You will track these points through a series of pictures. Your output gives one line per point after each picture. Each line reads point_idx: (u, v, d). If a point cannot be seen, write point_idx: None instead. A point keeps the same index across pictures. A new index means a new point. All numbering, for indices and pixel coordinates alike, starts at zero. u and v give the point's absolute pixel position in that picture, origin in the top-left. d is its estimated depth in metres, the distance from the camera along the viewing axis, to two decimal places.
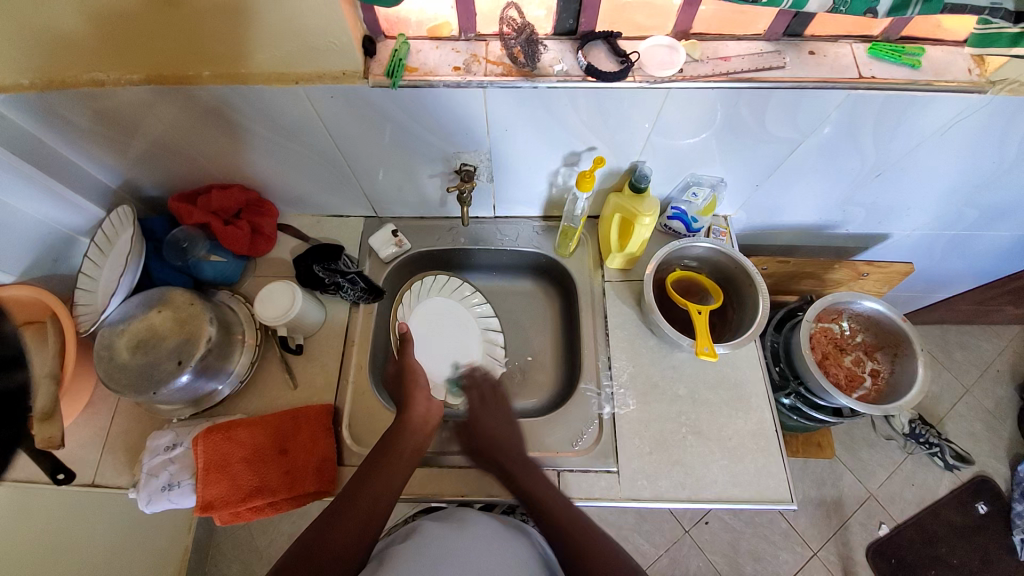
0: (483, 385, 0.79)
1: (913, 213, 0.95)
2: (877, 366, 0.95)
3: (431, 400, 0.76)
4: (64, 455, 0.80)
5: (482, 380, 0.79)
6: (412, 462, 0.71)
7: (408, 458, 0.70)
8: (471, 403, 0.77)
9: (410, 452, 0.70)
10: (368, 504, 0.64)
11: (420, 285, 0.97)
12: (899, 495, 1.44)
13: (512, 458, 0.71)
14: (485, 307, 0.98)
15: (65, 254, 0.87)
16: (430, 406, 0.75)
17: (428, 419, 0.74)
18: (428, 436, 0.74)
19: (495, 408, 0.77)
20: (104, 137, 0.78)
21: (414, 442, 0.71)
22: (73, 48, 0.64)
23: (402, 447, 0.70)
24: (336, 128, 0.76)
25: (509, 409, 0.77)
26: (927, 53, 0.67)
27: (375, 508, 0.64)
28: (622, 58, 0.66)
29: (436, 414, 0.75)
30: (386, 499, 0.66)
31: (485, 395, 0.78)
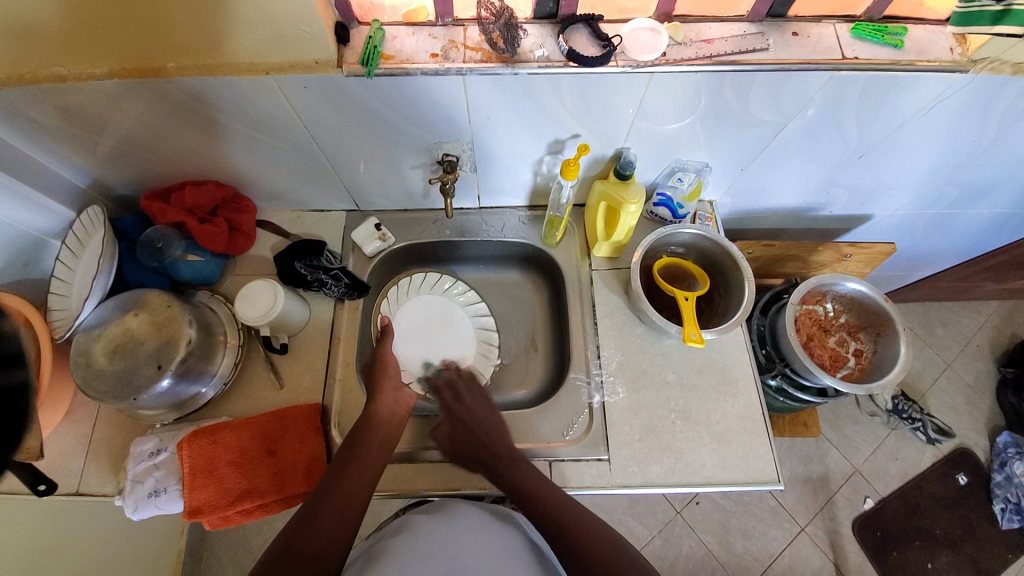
0: (455, 380, 0.79)
1: (895, 194, 0.96)
2: (860, 346, 0.96)
3: (399, 392, 0.77)
4: (44, 465, 0.78)
5: (456, 378, 0.79)
6: (384, 453, 0.71)
7: (379, 447, 0.70)
8: (445, 403, 0.77)
9: (380, 443, 0.70)
10: (342, 498, 0.64)
11: (411, 280, 0.96)
12: (883, 469, 1.48)
13: (491, 452, 0.71)
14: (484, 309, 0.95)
15: (35, 258, 0.84)
16: (397, 397, 0.76)
17: (396, 408, 0.75)
18: (399, 423, 0.74)
19: (469, 404, 0.76)
20: (68, 134, 0.74)
21: (383, 433, 0.72)
22: (31, 41, 0.61)
23: (372, 438, 0.70)
24: (312, 120, 0.73)
25: (486, 402, 0.77)
26: (910, 33, 0.67)
27: (351, 502, 0.64)
28: (605, 41, 0.64)
29: (404, 403, 0.76)
30: (361, 491, 0.66)
31: (457, 392, 0.78)
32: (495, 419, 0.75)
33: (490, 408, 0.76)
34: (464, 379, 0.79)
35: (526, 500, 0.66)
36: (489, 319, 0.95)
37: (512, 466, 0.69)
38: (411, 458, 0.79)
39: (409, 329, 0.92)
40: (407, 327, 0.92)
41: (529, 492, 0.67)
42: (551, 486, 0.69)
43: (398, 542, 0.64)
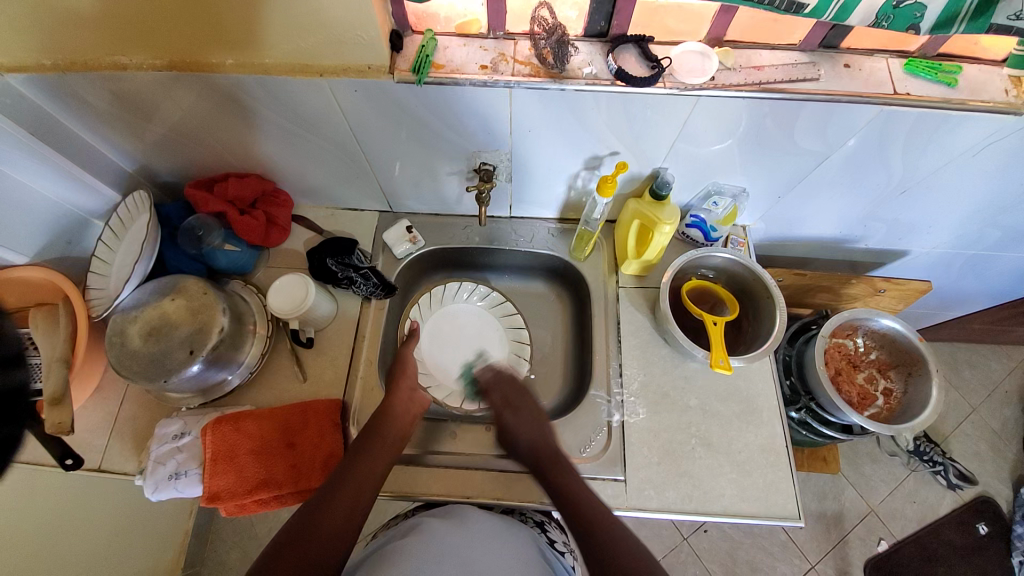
0: (503, 384, 0.80)
1: (934, 231, 0.94)
2: (890, 385, 0.94)
3: (417, 392, 0.77)
4: (72, 439, 0.80)
5: (501, 381, 0.80)
6: (396, 447, 0.71)
7: (391, 443, 0.71)
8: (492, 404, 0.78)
9: (393, 437, 0.71)
10: (356, 485, 0.65)
11: (454, 287, 1.00)
12: (900, 512, 1.43)
13: (536, 452, 0.71)
14: (522, 333, 0.97)
15: (78, 236, 0.87)
16: (413, 396, 0.77)
17: (409, 407, 0.76)
18: (412, 421, 0.75)
19: (517, 406, 0.77)
20: (124, 121, 0.77)
21: (396, 427, 0.72)
22: (99, 30, 0.63)
23: (385, 432, 0.71)
24: (357, 122, 0.75)
25: (534, 403, 0.77)
26: (964, 71, 0.66)
27: (362, 492, 0.64)
28: (654, 63, 0.64)
29: (418, 404, 0.77)
30: (372, 483, 0.66)
31: (506, 395, 0.78)
32: (541, 420, 0.75)
33: (539, 409, 0.76)
34: (511, 384, 0.80)
35: (561, 497, 0.66)
36: (524, 344, 0.97)
37: (554, 467, 0.69)
38: (424, 462, 0.79)
39: (443, 332, 0.96)
40: (443, 329, 0.96)
41: (570, 495, 0.66)
42: (587, 486, 0.67)
43: (409, 541, 0.64)
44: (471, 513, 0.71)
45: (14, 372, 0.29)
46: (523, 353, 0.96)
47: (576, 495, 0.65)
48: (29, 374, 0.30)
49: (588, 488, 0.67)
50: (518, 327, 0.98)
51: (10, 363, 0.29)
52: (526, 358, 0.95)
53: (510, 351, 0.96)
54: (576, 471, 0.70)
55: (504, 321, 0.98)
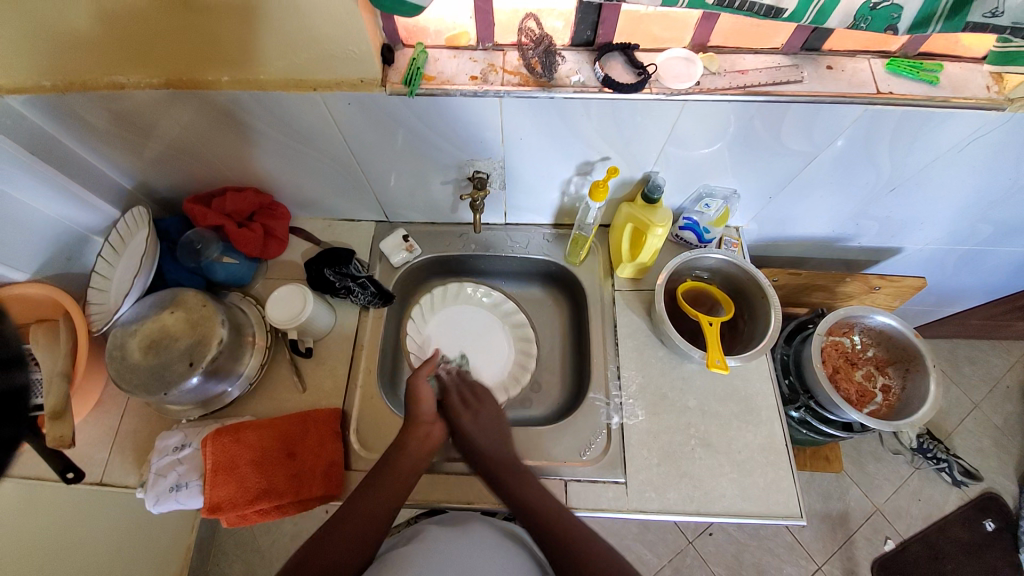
0: (462, 386, 0.80)
1: (925, 228, 0.94)
2: (888, 382, 0.94)
3: (433, 425, 0.75)
4: (73, 454, 0.80)
5: (459, 382, 0.81)
6: (411, 480, 0.70)
7: (405, 477, 0.69)
8: (447, 406, 0.78)
9: (406, 472, 0.70)
10: (361, 521, 0.65)
11: (456, 287, 1.01)
12: (905, 510, 1.42)
13: (492, 459, 0.72)
14: (527, 330, 0.98)
15: (77, 252, 0.88)
16: (430, 431, 0.74)
17: (428, 441, 0.73)
18: (428, 454, 0.73)
19: (475, 410, 0.77)
20: (122, 138, 0.78)
21: (411, 463, 0.71)
22: (96, 51, 0.65)
23: (398, 466, 0.70)
24: (351, 135, 0.76)
25: (490, 403, 0.78)
26: (945, 69, 0.67)
27: (368, 528, 0.64)
28: (640, 69, 0.66)
29: (435, 436, 0.74)
30: (382, 518, 0.66)
31: (466, 397, 0.78)
32: (501, 427, 0.76)
33: (498, 411, 0.78)
34: (469, 386, 0.80)
35: (518, 507, 0.68)
36: (530, 339, 0.98)
37: (509, 475, 0.70)
38: (425, 469, 0.79)
39: (447, 330, 0.98)
40: (446, 329, 0.98)
41: (528, 505, 0.67)
42: (541, 488, 0.70)
43: (409, 550, 0.64)
44: (476, 522, 0.71)
45: (13, 375, 0.29)
46: (530, 348, 0.97)
47: (530, 505, 0.67)
48: (32, 375, 0.30)
49: (549, 496, 0.69)
50: (522, 323, 0.99)
51: (9, 365, 0.29)
52: (533, 353, 0.96)
53: (516, 345, 0.97)
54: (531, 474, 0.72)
55: (509, 318, 1.00)
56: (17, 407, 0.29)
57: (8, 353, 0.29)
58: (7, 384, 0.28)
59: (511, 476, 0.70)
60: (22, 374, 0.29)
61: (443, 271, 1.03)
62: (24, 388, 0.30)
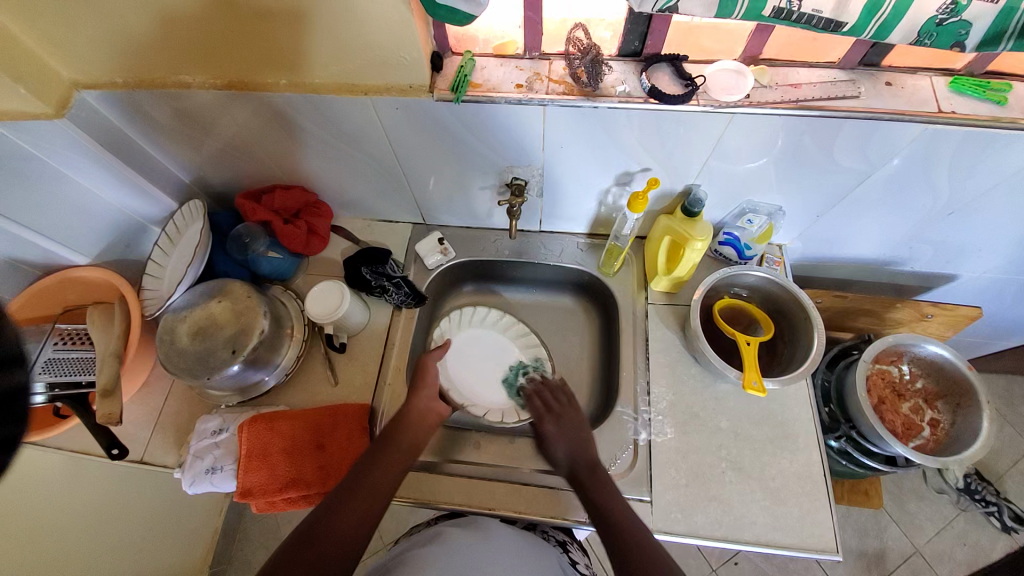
0: (545, 391, 0.79)
1: (985, 256, 0.89)
2: (937, 416, 0.89)
3: (433, 400, 0.76)
4: (119, 430, 0.85)
5: (544, 387, 0.80)
6: (413, 454, 0.72)
7: (406, 452, 0.71)
8: (538, 413, 0.77)
9: (409, 446, 0.71)
10: (368, 492, 0.66)
11: (481, 310, 0.99)
12: (950, 555, 1.33)
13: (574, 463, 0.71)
14: (546, 367, 0.93)
15: (136, 240, 0.94)
16: (431, 406, 0.76)
17: (429, 413, 0.75)
18: (429, 430, 0.74)
19: (558, 415, 0.76)
20: (183, 135, 0.83)
21: (411, 438, 0.72)
22: (167, 53, 0.69)
23: (403, 441, 0.71)
24: (396, 138, 0.78)
25: (577, 412, 0.77)
26: (1016, 90, 0.63)
27: (375, 499, 0.65)
28: (689, 81, 0.65)
29: (437, 412, 0.76)
30: (384, 490, 0.67)
31: (550, 403, 0.78)
32: (582, 433, 0.74)
33: (583, 419, 0.76)
34: (552, 391, 0.79)
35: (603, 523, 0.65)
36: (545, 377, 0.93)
37: (597, 485, 0.69)
38: (449, 472, 0.80)
39: (467, 347, 0.95)
40: (466, 346, 0.95)
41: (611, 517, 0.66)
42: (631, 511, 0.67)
43: (431, 550, 0.64)
44: (494, 526, 0.70)
45: (13, 372, 0.28)
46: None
47: (608, 507, 0.67)
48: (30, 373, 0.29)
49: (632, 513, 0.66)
50: (541, 359, 0.94)
51: (8, 363, 0.28)
52: None
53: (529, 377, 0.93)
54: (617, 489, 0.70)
55: (530, 350, 0.95)
56: (14, 407, 0.28)
57: (6, 352, 0.28)
58: (5, 383, 0.28)
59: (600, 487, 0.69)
60: (22, 372, 0.29)
61: (478, 279, 1.05)
62: (25, 386, 0.29)
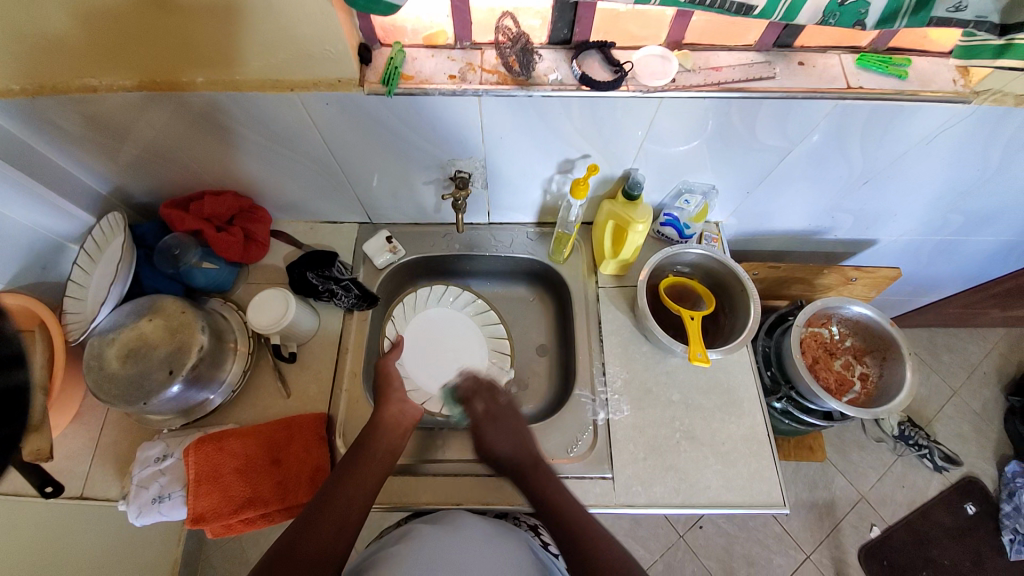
0: (482, 391, 0.78)
1: (899, 219, 0.97)
2: (866, 370, 0.97)
3: (404, 402, 0.75)
4: (51, 468, 0.78)
5: (479, 387, 0.79)
6: (387, 462, 0.69)
7: (382, 458, 0.69)
8: (474, 412, 0.76)
9: (383, 454, 0.69)
10: (343, 505, 0.63)
11: (452, 293, 1.00)
12: (890, 497, 1.45)
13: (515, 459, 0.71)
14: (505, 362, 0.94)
15: (52, 261, 0.86)
16: (402, 408, 0.74)
17: (401, 420, 0.73)
18: (403, 434, 0.73)
19: (496, 414, 0.76)
20: (96, 143, 0.77)
21: (386, 445, 0.70)
22: (69, 56, 0.64)
23: (375, 450, 0.69)
24: (331, 135, 0.75)
25: (513, 411, 0.76)
26: (913, 64, 0.69)
27: (350, 512, 0.63)
28: (617, 67, 0.66)
29: (410, 415, 0.74)
30: (361, 503, 0.65)
31: (488, 404, 0.77)
32: (521, 431, 0.74)
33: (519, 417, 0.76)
34: (490, 391, 0.79)
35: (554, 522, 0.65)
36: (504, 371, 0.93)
37: (536, 473, 0.70)
38: (413, 471, 0.79)
39: (430, 327, 0.96)
40: (430, 326, 0.96)
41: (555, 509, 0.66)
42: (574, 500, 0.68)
43: (402, 547, 0.63)
44: (462, 516, 0.71)
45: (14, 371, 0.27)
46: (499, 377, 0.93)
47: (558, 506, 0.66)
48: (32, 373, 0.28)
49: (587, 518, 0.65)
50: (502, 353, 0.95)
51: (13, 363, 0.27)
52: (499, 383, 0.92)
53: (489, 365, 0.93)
54: (557, 476, 0.71)
55: (494, 341, 0.96)
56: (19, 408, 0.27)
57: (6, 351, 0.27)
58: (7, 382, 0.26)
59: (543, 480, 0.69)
60: (23, 372, 0.27)
61: (431, 275, 1.04)
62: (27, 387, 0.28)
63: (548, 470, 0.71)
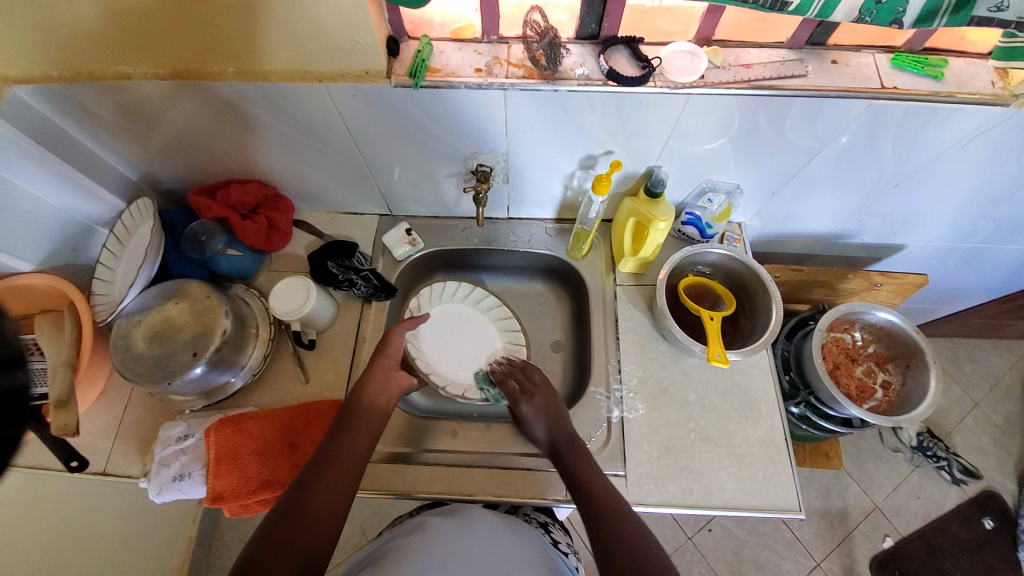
0: (515, 372, 0.82)
1: (928, 225, 0.95)
2: (888, 378, 0.95)
3: (394, 369, 0.77)
4: (78, 443, 0.81)
5: (513, 370, 0.83)
6: (379, 421, 0.72)
7: (372, 420, 0.71)
8: (508, 393, 0.79)
9: (375, 417, 0.71)
10: (338, 466, 0.65)
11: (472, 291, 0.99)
12: (905, 508, 1.43)
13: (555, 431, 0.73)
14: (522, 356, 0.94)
15: (82, 243, 0.89)
16: (393, 375, 0.76)
17: (392, 385, 0.75)
18: (393, 398, 0.75)
19: (532, 391, 0.78)
20: (128, 129, 0.79)
21: (377, 408, 0.72)
22: (105, 44, 0.65)
23: (366, 413, 0.71)
24: (356, 126, 0.76)
25: (550, 390, 0.78)
26: (950, 65, 0.67)
27: (346, 474, 0.64)
28: (644, 63, 0.65)
29: (399, 381, 0.76)
30: (354, 463, 0.66)
31: (523, 382, 0.79)
32: (561, 409, 0.76)
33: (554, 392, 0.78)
34: (522, 370, 0.82)
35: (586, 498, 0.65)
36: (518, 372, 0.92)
37: (575, 452, 0.70)
38: (426, 461, 0.80)
39: (449, 321, 0.95)
40: (449, 319, 0.96)
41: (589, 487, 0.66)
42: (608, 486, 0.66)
43: (414, 540, 0.64)
44: (475, 511, 0.72)
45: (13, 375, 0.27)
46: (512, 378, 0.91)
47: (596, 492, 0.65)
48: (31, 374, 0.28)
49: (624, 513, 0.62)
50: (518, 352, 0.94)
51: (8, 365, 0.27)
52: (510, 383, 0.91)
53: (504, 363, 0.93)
54: (598, 465, 0.70)
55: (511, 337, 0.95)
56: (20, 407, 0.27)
57: (8, 351, 0.27)
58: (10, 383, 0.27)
59: (580, 460, 0.69)
60: (22, 373, 0.28)
61: (450, 268, 1.05)
62: (28, 387, 0.28)
63: (587, 455, 0.70)
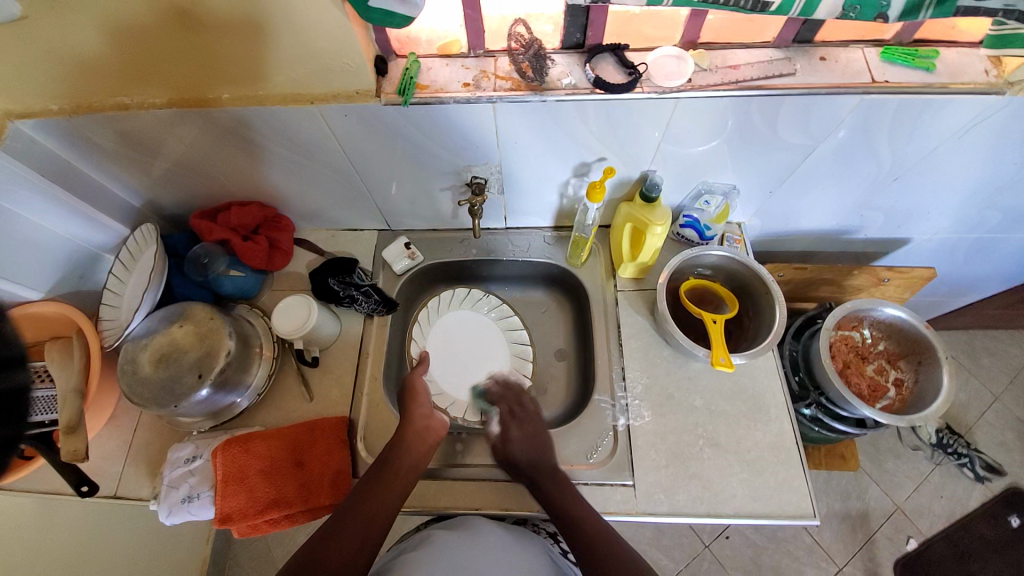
0: (508, 397, 0.83)
1: (932, 217, 0.93)
2: (900, 376, 0.93)
3: (432, 416, 0.75)
4: (88, 468, 0.81)
5: (508, 394, 0.84)
6: (411, 478, 0.70)
7: (406, 474, 0.69)
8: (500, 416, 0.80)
9: (407, 470, 0.69)
10: (364, 522, 0.64)
11: (478, 298, 1.00)
12: (929, 508, 1.38)
13: (536, 465, 0.72)
14: (528, 367, 0.94)
15: (89, 270, 0.90)
16: (430, 422, 0.74)
17: (428, 434, 0.73)
18: (430, 447, 0.73)
19: (521, 420, 0.78)
20: (129, 158, 0.80)
21: (412, 459, 0.70)
22: (104, 75, 0.67)
23: (400, 465, 0.69)
24: (350, 145, 0.77)
25: (535, 416, 0.79)
26: (942, 56, 0.67)
27: (371, 529, 0.63)
28: (630, 69, 0.66)
29: (438, 425, 0.75)
30: (382, 517, 0.65)
31: (512, 409, 0.80)
32: (542, 437, 0.76)
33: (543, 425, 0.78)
34: (517, 397, 0.83)
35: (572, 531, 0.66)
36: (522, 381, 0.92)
37: (558, 489, 0.70)
38: (435, 475, 0.79)
39: (453, 329, 0.96)
40: (453, 329, 0.96)
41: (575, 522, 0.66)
42: (597, 518, 0.67)
43: (421, 555, 0.63)
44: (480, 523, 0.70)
45: (13, 374, 0.27)
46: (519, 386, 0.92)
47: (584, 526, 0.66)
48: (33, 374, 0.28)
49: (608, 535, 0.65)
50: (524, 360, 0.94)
51: (8, 364, 0.27)
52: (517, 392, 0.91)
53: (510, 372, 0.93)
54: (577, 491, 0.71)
55: (517, 346, 0.96)
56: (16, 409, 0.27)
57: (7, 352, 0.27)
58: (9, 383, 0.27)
59: (564, 493, 0.69)
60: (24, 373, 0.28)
61: (450, 280, 1.05)
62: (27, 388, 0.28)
63: (573, 488, 0.71)
